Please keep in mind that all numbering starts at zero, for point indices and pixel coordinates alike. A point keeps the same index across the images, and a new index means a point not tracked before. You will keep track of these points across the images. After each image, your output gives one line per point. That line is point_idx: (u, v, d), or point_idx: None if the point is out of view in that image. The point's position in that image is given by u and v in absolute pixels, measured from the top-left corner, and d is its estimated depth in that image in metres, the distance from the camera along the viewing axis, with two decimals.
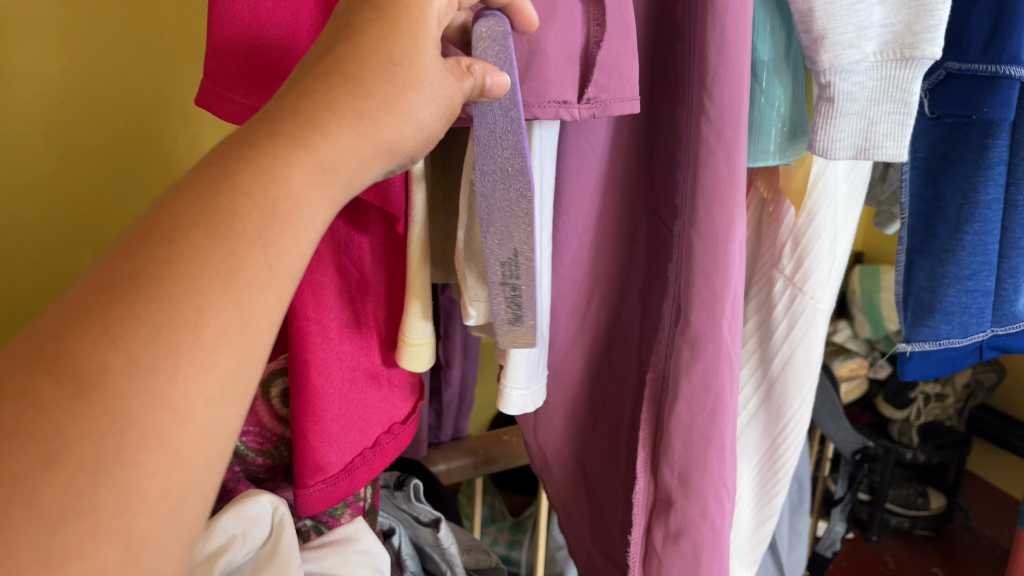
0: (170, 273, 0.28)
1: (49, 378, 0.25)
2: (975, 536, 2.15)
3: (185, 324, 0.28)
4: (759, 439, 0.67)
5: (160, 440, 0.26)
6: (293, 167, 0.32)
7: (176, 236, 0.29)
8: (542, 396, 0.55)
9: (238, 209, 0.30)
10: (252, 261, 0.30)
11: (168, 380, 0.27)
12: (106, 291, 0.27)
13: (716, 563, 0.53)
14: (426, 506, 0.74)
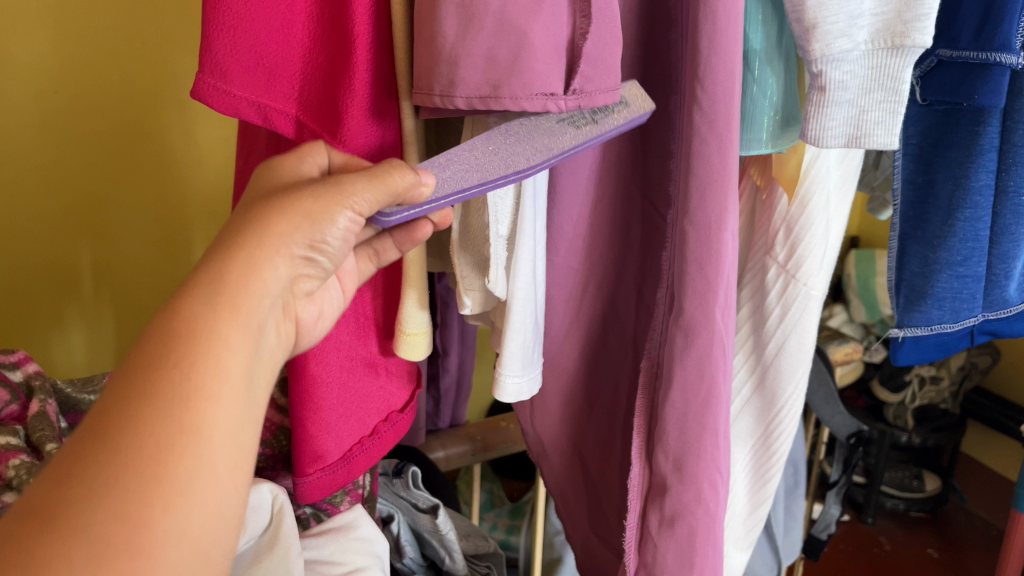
0: (118, 421, 0.31)
1: (43, 523, 0.29)
2: (970, 517, 2.17)
3: (137, 443, 0.31)
4: (753, 424, 0.68)
5: (150, 520, 0.31)
6: (191, 299, 0.35)
7: (119, 387, 0.32)
8: (538, 382, 0.56)
9: (171, 357, 0.33)
10: (185, 375, 0.33)
11: (137, 493, 0.31)
12: (76, 450, 0.31)
13: (710, 546, 0.54)
14: (423, 493, 0.74)
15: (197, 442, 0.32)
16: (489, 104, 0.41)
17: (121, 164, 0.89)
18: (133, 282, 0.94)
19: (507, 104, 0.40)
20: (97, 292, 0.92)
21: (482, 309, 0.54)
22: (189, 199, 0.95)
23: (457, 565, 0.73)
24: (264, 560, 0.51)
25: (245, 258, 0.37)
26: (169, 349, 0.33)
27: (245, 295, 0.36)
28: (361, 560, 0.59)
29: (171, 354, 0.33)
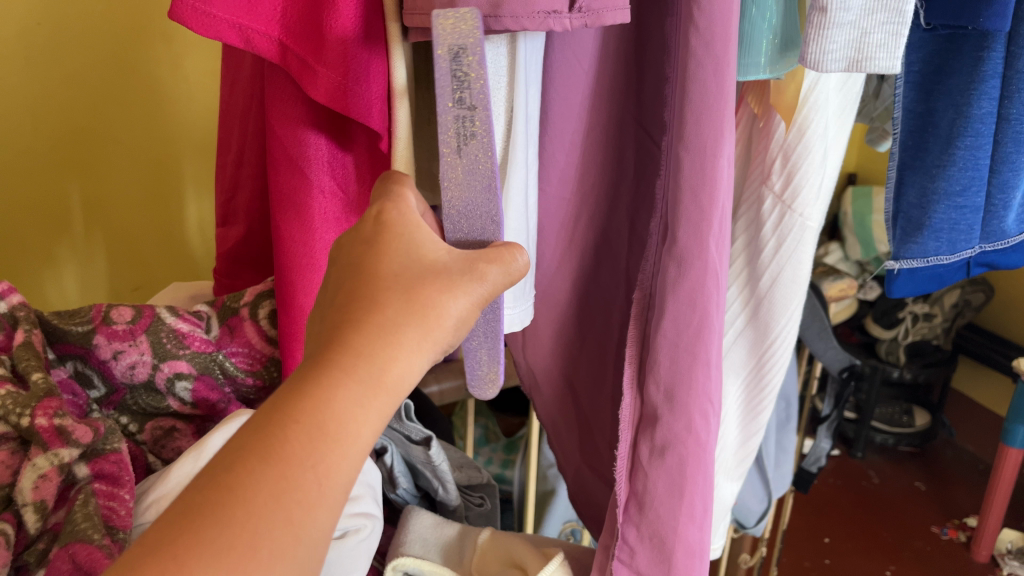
0: (261, 468, 0.31)
1: (190, 539, 0.30)
2: (957, 452, 2.21)
3: (279, 484, 0.31)
4: (745, 357, 0.67)
5: (273, 561, 0.31)
6: (342, 390, 0.34)
7: (264, 440, 0.32)
8: (529, 315, 0.55)
9: (306, 441, 0.33)
10: (333, 452, 0.33)
11: (294, 534, 0.32)
12: (226, 479, 0.31)
13: (702, 475, 0.54)
14: (417, 424, 0.73)
15: (321, 519, 0.33)
16: (489, 24, 0.41)
17: (108, 97, 0.87)
18: (126, 219, 0.93)
19: (507, 22, 0.40)
20: (89, 228, 0.91)
21: None
22: (179, 126, 0.93)
23: (451, 496, 0.75)
24: None
25: (388, 351, 0.36)
26: (299, 420, 0.33)
27: (383, 374, 0.35)
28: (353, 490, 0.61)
29: (329, 443, 0.33)
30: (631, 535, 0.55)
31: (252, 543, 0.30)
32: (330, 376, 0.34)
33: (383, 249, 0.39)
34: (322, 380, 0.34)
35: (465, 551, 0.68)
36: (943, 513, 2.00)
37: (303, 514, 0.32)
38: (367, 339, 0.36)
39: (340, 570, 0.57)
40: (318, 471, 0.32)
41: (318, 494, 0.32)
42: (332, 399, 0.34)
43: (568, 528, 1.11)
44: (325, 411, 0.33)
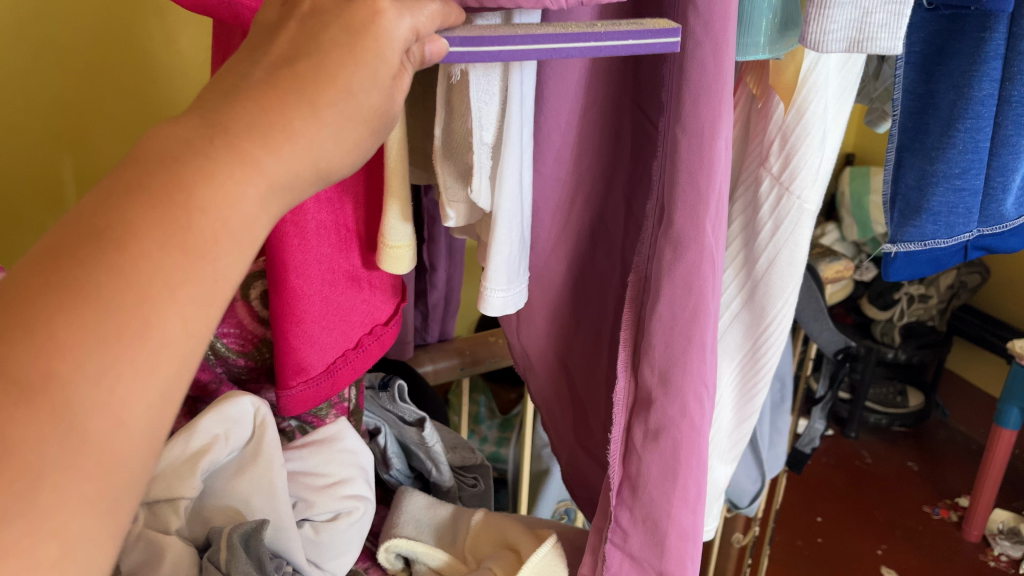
0: (117, 231, 0.30)
1: (28, 300, 0.29)
2: (950, 431, 2.23)
3: (134, 259, 0.30)
4: (740, 341, 0.67)
5: (123, 357, 0.30)
6: (225, 168, 0.32)
7: (126, 204, 0.31)
8: (524, 297, 0.55)
9: (175, 217, 0.31)
10: (200, 232, 0.32)
11: (149, 320, 0.30)
12: (79, 238, 0.30)
13: (695, 458, 0.54)
14: (410, 405, 0.73)
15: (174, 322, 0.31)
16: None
17: (102, 72, 0.85)
18: None
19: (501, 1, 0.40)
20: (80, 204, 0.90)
21: (467, 222, 0.53)
22: (174, 104, 0.92)
23: (444, 477, 0.74)
24: (247, 472, 0.54)
25: (286, 136, 0.34)
26: (169, 192, 0.31)
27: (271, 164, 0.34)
28: (345, 471, 0.61)
29: (198, 220, 0.32)
30: (624, 518, 0.55)
31: (97, 319, 0.29)
32: (216, 147, 0.33)
33: (345, 28, 0.36)
34: (200, 160, 0.32)
35: (458, 533, 0.68)
36: (935, 493, 2.01)
37: (158, 293, 0.30)
38: (271, 124, 0.34)
39: (332, 552, 0.59)
40: (176, 246, 0.31)
41: (180, 274, 0.31)
42: (207, 186, 0.32)
43: (562, 507, 1.12)
44: (203, 201, 0.32)
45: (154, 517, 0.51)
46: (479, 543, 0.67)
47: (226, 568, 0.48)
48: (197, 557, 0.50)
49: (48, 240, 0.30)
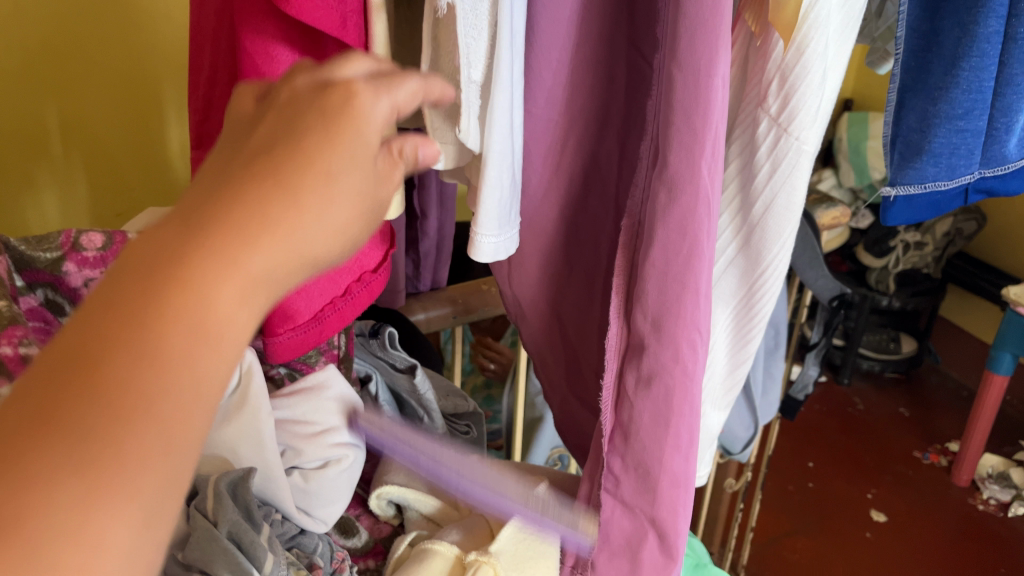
0: (202, 229, 0.28)
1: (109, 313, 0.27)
2: (943, 378, 2.24)
3: (221, 259, 0.28)
4: (736, 285, 0.66)
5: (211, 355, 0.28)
6: (312, 163, 0.30)
7: (211, 205, 0.29)
8: (515, 243, 0.54)
9: (263, 214, 0.29)
10: (288, 228, 0.29)
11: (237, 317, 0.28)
12: (165, 243, 0.28)
13: (688, 406, 0.52)
14: (401, 353, 0.73)
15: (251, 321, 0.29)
16: None
17: (83, 16, 0.83)
18: (106, 145, 0.91)
19: None
20: (66, 153, 0.88)
21: (456, 164, 0.51)
22: (158, 49, 0.90)
23: (436, 425, 0.73)
24: (233, 421, 0.53)
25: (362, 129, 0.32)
26: (254, 190, 0.29)
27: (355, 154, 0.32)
28: (333, 420, 0.60)
29: (287, 216, 0.29)
30: (617, 464, 0.55)
31: (185, 322, 0.27)
32: (301, 144, 0.31)
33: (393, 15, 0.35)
34: (286, 153, 0.30)
35: (450, 480, 0.67)
36: (926, 438, 2.03)
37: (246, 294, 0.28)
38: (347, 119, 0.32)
39: (323, 501, 0.58)
40: (262, 246, 0.29)
41: (267, 276, 0.29)
42: (300, 179, 0.30)
43: (556, 454, 1.12)
44: (293, 198, 0.30)
45: None
46: None
47: (213, 517, 0.47)
48: (185, 508, 0.49)
49: (129, 252, 0.28)
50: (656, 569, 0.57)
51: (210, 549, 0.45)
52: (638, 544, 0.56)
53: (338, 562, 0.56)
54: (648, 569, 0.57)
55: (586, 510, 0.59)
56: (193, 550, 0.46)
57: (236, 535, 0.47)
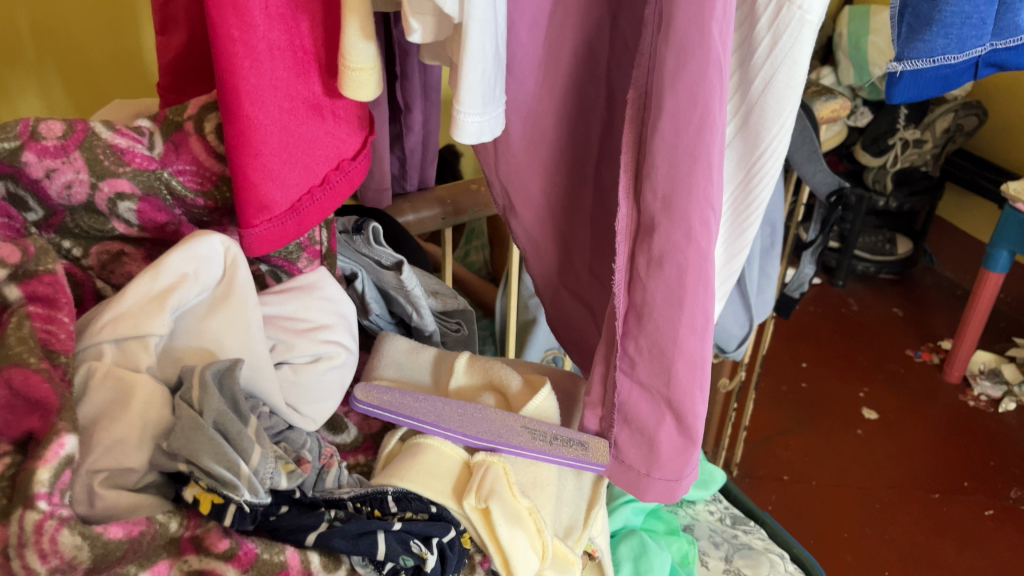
0: None
1: None
2: (937, 278, 2.24)
3: None
4: (733, 170, 0.61)
5: None
6: None
7: None
8: (500, 124, 0.51)
9: None
10: None
11: None
12: None
13: (704, 285, 0.50)
14: (387, 249, 0.70)
15: None
16: None
17: None
18: (80, 47, 0.86)
19: None
20: (39, 56, 0.84)
21: (436, 38, 0.47)
22: None
23: (425, 322, 0.72)
24: (219, 312, 0.51)
25: None
26: None
27: None
28: (326, 318, 0.58)
29: None
30: (630, 347, 0.54)
31: None
32: None
33: None
34: None
35: (442, 374, 0.66)
36: (919, 338, 2.04)
37: None
38: None
39: (310, 397, 0.56)
40: None
41: None
42: None
43: (550, 355, 1.11)
44: None
45: (122, 356, 0.47)
46: (464, 384, 0.65)
47: (199, 406, 0.45)
48: (168, 397, 0.46)
49: None
50: (674, 452, 0.56)
51: (196, 438, 0.43)
52: (654, 426, 0.55)
53: (326, 458, 0.55)
54: (666, 451, 0.56)
55: (601, 393, 0.59)
56: (178, 439, 0.43)
57: (222, 425, 0.45)
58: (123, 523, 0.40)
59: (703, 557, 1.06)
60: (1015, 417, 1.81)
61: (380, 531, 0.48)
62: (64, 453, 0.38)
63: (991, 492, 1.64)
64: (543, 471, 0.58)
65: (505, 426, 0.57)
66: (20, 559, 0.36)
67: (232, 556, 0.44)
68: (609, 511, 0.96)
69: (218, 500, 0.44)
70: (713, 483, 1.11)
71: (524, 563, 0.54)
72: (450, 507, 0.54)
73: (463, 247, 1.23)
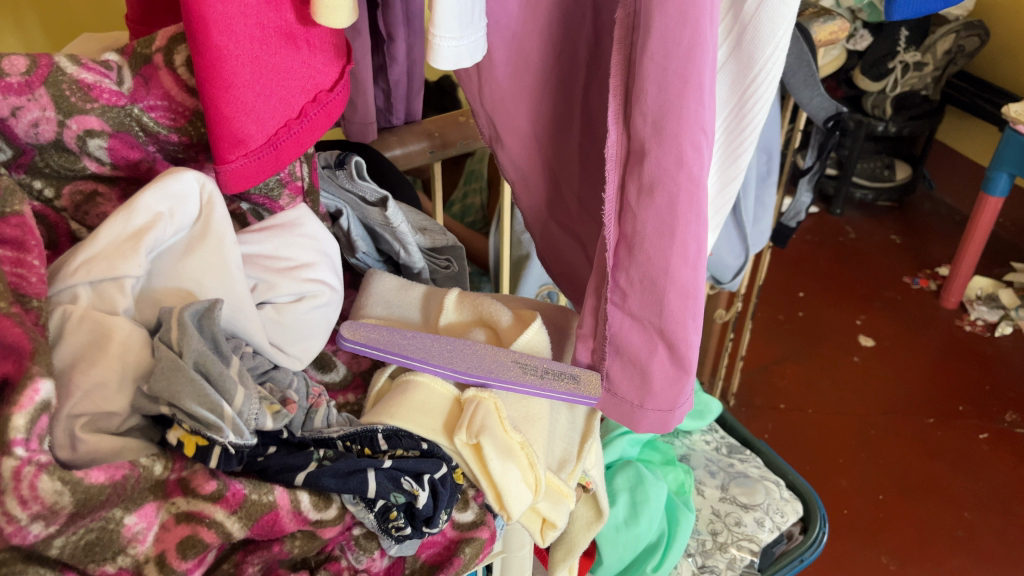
0: None
1: None
2: (935, 204, 2.23)
3: None
4: (726, 94, 0.58)
5: None
6: None
7: None
8: (482, 48, 0.48)
9: None
10: None
11: None
12: None
13: (695, 214, 0.49)
14: (371, 184, 0.68)
15: None
16: None
17: None
18: None
19: None
20: None
21: None
22: None
23: (413, 260, 0.70)
24: (196, 252, 0.50)
25: None
26: None
27: None
28: (308, 256, 0.57)
29: None
30: (622, 279, 0.53)
31: None
32: None
33: None
34: None
35: (432, 311, 0.65)
36: (916, 265, 2.03)
37: None
38: None
39: (295, 336, 0.55)
40: None
41: None
42: None
43: (545, 291, 1.09)
44: None
45: (98, 298, 0.45)
46: (455, 320, 0.64)
47: (178, 347, 0.44)
48: (147, 339, 0.45)
49: None
50: (667, 382, 0.55)
51: (177, 380, 0.43)
52: (646, 357, 0.55)
53: (314, 398, 0.55)
54: (659, 383, 0.55)
55: (592, 324, 0.58)
56: (158, 381, 0.43)
57: (203, 365, 0.44)
58: (105, 467, 0.40)
59: (699, 486, 1.06)
60: (1012, 341, 1.82)
61: (370, 470, 0.48)
62: (40, 398, 0.38)
63: (986, 415, 1.65)
64: (534, 406, 0.58)
65: (496, 360, 0.56)
66: (0, 505, 0.36)
67: (220, 498, 0.43)
68: (605, 444, 0.96)
69: (203, 442, 0.44)
70: (708, 413, 1.12)
71: (517, 497, 0.54)
72: (441, 443, 0.53)
73: (462, 189, 1.22)
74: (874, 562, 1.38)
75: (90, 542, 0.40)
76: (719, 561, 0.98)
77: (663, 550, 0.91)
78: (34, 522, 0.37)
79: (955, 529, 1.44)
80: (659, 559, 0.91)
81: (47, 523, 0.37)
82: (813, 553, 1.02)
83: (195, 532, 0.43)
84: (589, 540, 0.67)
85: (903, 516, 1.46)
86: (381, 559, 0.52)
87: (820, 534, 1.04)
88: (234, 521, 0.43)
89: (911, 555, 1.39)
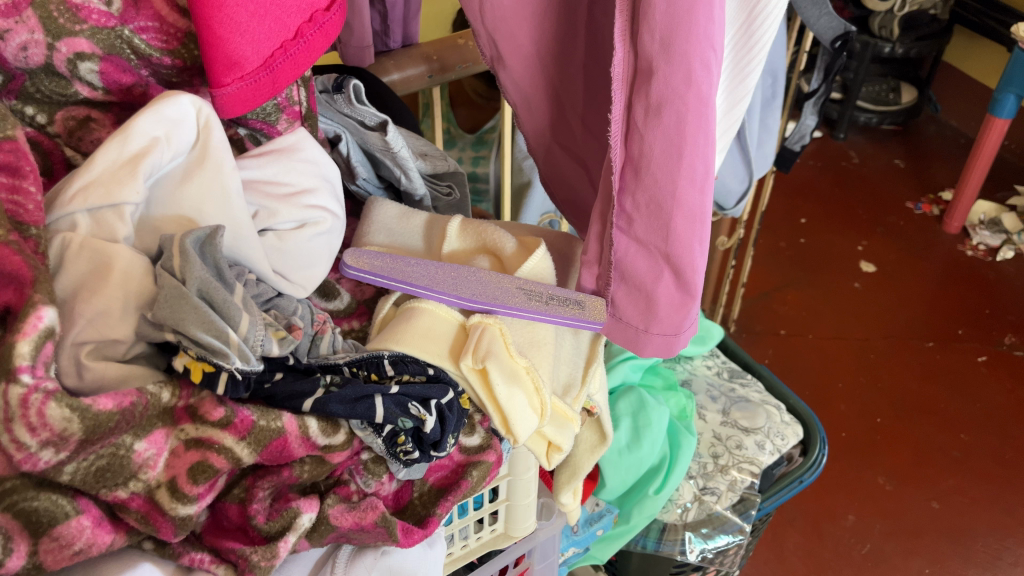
0: None
1: None
2: (941, 127, 2.21)
3: None
4: (735, 11, 0.56)
5: None
6: None
7: None
8: None
9: None
10: None
11: None
12: None
13: (702, 134, 0.48)
14: (370, 109, 0.67)
15: None
16: None
17: None
18: None
19: None
20: None
21: None
22: None
23: (415, 185, 0.69)
24: (195, 177, 0.49)
25: None
26: None
27: None
28: (308, 182, 0.56)
29: None
30: (627, 203, 0.52)
31: None
32: None
33: None
34: None
35: (434, 239, 0.65)
36: (919, 189, 2.02)
37: None
38: None
39: (296, 264, 0.55)
40: None
41: None
42: None
43: (546, 220, 1.08)
44: None
45: (97, 226, 0.45)
46: (458, 248, 0.63)
47: (181, 274, 0.44)
48: (150, 268, 0.44)
49: None
50: (672, 307, 0.55)
51: (181, 307, 0.42)
52: (652, 282, 0.54)
53: (319, 325, 0.54)
54: (665, 308, 0.55)
55: (597, 251, 0.57)
56: (162, 309, 0.42)
57: (206, 293, 0.44)
58: (113, 394, 0.39)
59: (701, 411, 1.08)
60: (1013, 265, 1.82)
61: (378, 395, 0.48)
62: (44, 325, 0.38)
63: (986, 339, 1.65)
64: (539, 331, 0.57)
65: (500, 286, 0.56)
66: (9, 432, 0.36)
67: (228, 424, 0.43)
68: (608, 369, 0.96)
69: (209, 368, 0.44)
70: (710, 339, 1.12)
71: (523, 421, 0.54)
72: (447, 368, 0.54)
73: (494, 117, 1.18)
74: (871, 482, 1.41)
75: (101, 468, 0.40)
76: (720, 483, 1.00)
77: (665, 473, 0.92)
78: (43, 449, 0.37)
79: (952, 450, 1.46)
80: (661, 481, 0.92)
81: (57, 450, 0.37)
82: (812, 475, 1.04)
83: (205, 458, 0.43)
84: (593, 464, 0.67)
85: (901, 438, 1.48)
86: (389, 483, 0.53)
87: (820, 457, 1.06)
88: (243, 447, 0.44)
89: (908, 475, 1.42)
